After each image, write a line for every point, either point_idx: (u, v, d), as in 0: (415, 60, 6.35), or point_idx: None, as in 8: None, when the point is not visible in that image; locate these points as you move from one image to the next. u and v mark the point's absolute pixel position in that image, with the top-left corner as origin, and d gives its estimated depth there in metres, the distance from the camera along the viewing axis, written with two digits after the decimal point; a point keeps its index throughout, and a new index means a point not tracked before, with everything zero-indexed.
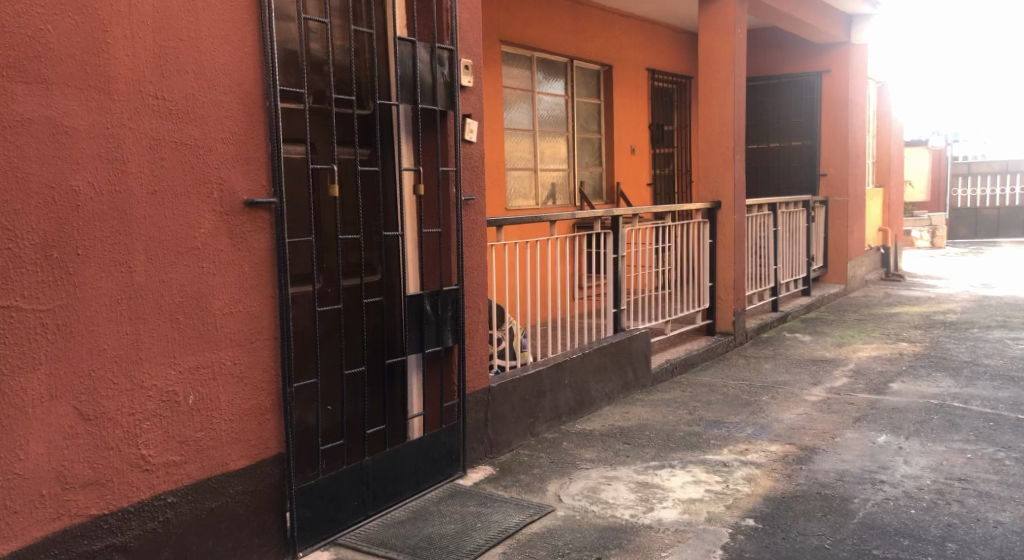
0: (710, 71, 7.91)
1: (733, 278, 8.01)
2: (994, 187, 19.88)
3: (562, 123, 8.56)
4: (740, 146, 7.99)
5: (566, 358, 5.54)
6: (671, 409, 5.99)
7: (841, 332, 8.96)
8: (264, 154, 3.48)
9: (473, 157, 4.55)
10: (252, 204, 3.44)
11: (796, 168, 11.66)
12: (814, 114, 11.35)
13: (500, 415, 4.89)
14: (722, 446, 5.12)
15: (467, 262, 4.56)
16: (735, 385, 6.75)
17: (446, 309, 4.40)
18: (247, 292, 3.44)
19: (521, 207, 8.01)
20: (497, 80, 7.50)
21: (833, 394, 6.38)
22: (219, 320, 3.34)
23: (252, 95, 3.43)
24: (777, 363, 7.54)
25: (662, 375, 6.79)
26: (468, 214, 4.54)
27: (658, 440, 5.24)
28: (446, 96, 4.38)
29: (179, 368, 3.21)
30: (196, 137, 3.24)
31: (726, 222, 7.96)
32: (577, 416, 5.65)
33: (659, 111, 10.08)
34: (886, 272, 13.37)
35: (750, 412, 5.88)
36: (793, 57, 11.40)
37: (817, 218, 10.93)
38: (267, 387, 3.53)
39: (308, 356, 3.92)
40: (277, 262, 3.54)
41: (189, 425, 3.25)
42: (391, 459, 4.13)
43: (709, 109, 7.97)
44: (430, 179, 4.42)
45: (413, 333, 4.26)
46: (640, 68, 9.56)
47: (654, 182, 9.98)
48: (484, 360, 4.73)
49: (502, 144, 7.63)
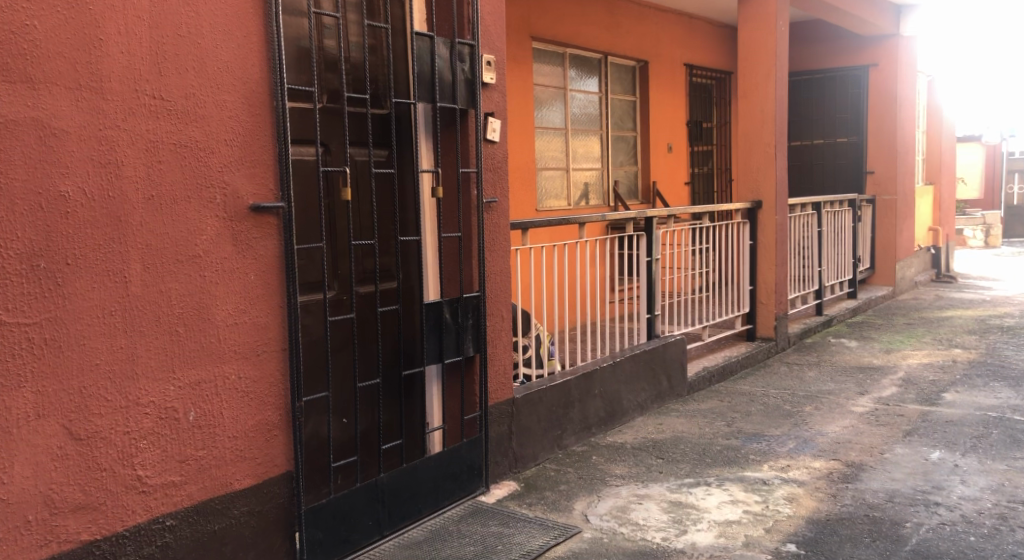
0: (751, 66, 7.59)
1: (775, 281, 7.69)
2: None
3: (595, 121, 8.31)
4: (783, 144, 7.67)
5: (596, 367, 5.30)
6: (708, 420, 5.72)
7: (889, 337, 8.58)
8: (271, 156, 3.27)
9: (495, 158, 4.34)
10: (259, 209, 3.23)
11: (841, 165, 11.27)
12: (860, 109, 10.96)
13: (526, 427, 4.67)
14: (762, 462, 4.84)
15: (490, 268, 4.35)
16: (776, 394, 6.45)
17: (467, 317, 4.18)
18: (254, 302, 3.24)
19: (553, 207, 7.78)
20: (527, 78, 7.28)
21: (881, 405, 6.06)
22: (223, 331, 3.14)
23: (258, 93, 3.23)
24: (821, 371, 7.21)
25: (699, 383, 6.51)
26: (491, 217, 4.32)
27: (693, 455, 4.97)
28: (467, 94, 4.16)
29: (178, 384, 3.01)
30: (197, 138, 3.05)
31: (767, 222, 7.65)
32: (607, 428, 5.41)
33: (698, 108, 9.78)
34: (937, 273, 12.90)
35: (792, 425, 5.59)
36: (839, 50, 11.01)
37: (863, 217, 10.54)
38: (275, 402, 3.33)
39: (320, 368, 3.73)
40: (286, 269, 3.33)
41: (190, 443, 3.06)
42: (409, 475, 3.93)
43: (749, 105, 7.66)
44: (449, 181, 4.21)
45: (432, 343, 4.05)
46: (677, 64, 9.27)
47: (692, 181, 9.68)
48: (507, 370, 4.51)
49: (532, 143, 7.40)
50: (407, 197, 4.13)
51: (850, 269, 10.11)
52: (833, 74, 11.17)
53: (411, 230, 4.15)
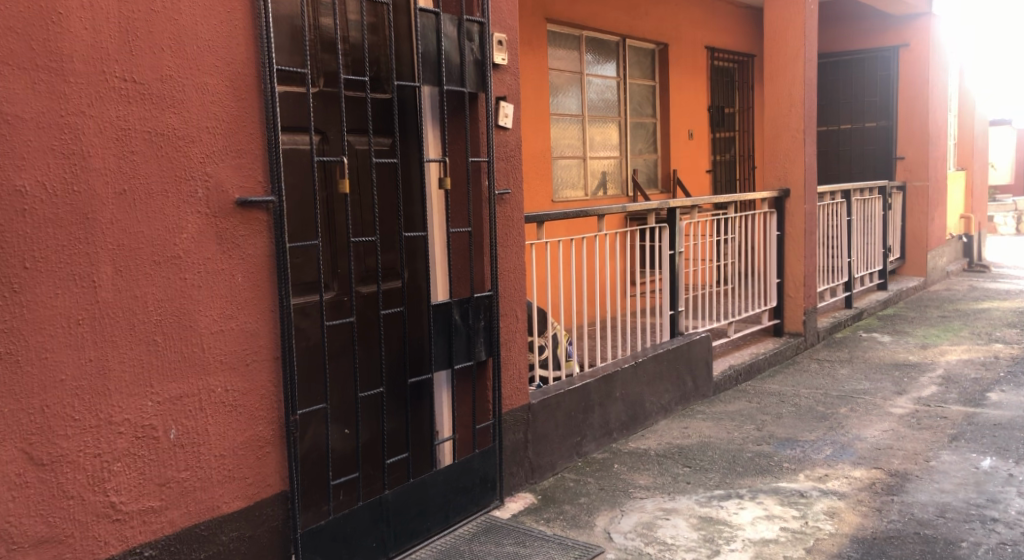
0: (778, 48, 7.21)
1: (804, 273, 7.32)
2: None
3: (613, 107, 7.95)
4: (812, 130, 7.28)
5: (617, 368, 4.96)
6: (736, 423, 5.38)
7: (924, 331, 8.21)
8: (260, 145, 2.96)
9: (508, 146, 4.01)
10: (246, 204, 2.92)
11: (869, 151, 10.87)
12: (890, 93, 10.55)
13: (543, 435, 4.36)
14: (797, 471, 4.51)
15: (503, 265, 4.03)
16: (808, 394, 6.10)
17: (478, 318, 3.87)
18: (242, 306, 2.93)
19: (569, 198, 7.44)
20: (541, 62, 6.94)
21: (922, 406, 5.74)
22: (207, 340, 2.83)
23: (244, 75, 2.92)
24: (855, 368, 6.86)
25: (725, 383, 6.16)
26: (503, 209, 4.00)
27: (722, 463, 4.64)
28: (477, 76, 3.83)
29: (157, 400, 2.70)
30: (175, 125, 2.73)
31: (795, 211, 7.28)
32: (629, 432, 5.09)
33: (720, 92, 9.40)
34: (969, 263, 12.47)
35: (827, 428, 5.26)
36: (867, 32, 10.60)
37: (894, 205, 10.13)
38: (267, 417, 3.01)
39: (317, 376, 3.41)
40: (277, 270, 3.02)
41: (171, 465, 2.74)
42: (416, 491, 3.61)
43: (777, 88, 7.28)
44: (459, 172, 3.89)
45: (441, 346, 3.73)
46: (698, 47, 8.89)
47: (714, 169, 9.31)
48: (523, 374, 4.20)
49: (547, 130, 7.05)
50: (413, 188, 3.81)
51: (880, 259, 9.71)
52: (861, 56, 10.77)
53: (417, 225, 3.83)
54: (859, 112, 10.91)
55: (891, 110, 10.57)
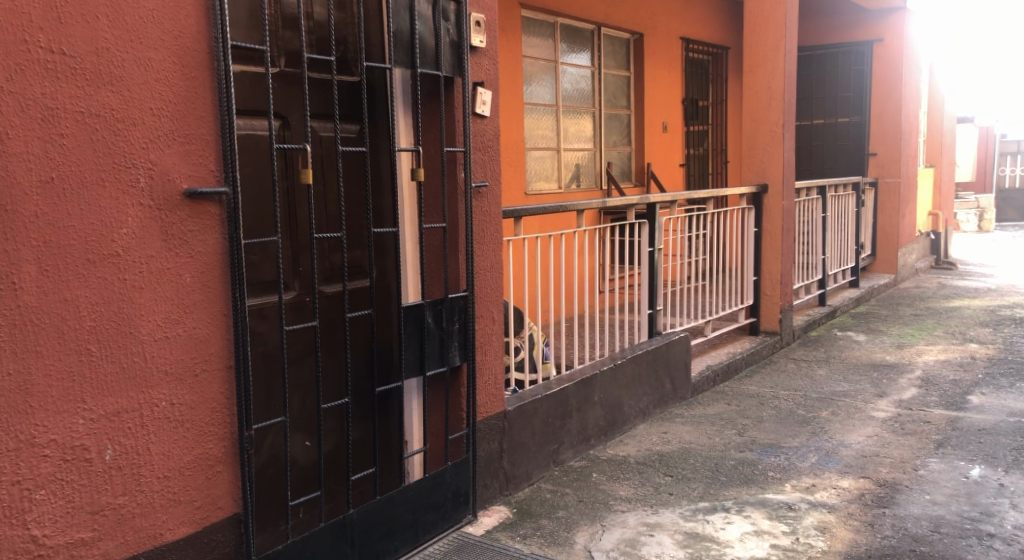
0: (757, 40, 7.01)
1: (780, 271, 7.14)
2: None
3: (588, 97, 7.69)
4: (791, 124, 7.10)
5: (595, 371, 4.72)
6: (716, 428, 5.17)
7: (899, 330, 8.08)
8: (211, 130, 2.65)
9: (486, 136, 3.74)
10: (196, 196, 2.61)
11: (842, 147, 10.75)
12: (863, 88, 10.43)
13: (518, 443, 4.10)
14: (783, 481, 4.30)
15: (478, 263, 3.76)
16: (787, 396, 5.91)
17: (452, 320, 3.60)
18: (190, 310, 2.63)
19: (542, 190, 7.18)
20: (515, 49, 6.66)
21: (904, 410, 5.57)
22: (149, 348, 2.53)
23: (193, 51, 2.60)
24: (833, 369, 6.69)
25: (702, 384, 5.96)
26: (480, 204, 3.73)
27: (705, 472, 4.41)
28: (453, 59, 3.54)
29: (90, 416, 2.38)
30: (112, 105, 2.42)
31: (773, 207, 7.09)
32: (608, 438, 4.85)
33: (695, 85, 9.20)
34: (936, 259, 12.44)
35: (810, 433, 5.07)
36: (842, 26, 10.48)
37: (867, 201, 10.01)
38: (217, 433, 2.71)
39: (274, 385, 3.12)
40: (231, 269, 2.72)
41: (106, 490, 2.43)
42: (384, 508, 3.34)
43: (756, 81, 7.08)
44: (432, 163, 3.61)
45: (412, 351, 3.46)
46: (674, 37, 8.66)
47: (688, 162, 9.11)
48: (498, 380, 3.94)
49: (520, 120, 6.78)
50: (382, 180, 3.53)
51: (852, 256, 9.59)
52: (834, 50, 10.65)
53: (387, 219, 3.55)
54: (832, 107, 10.78)
55: (863, 105, 10.46)
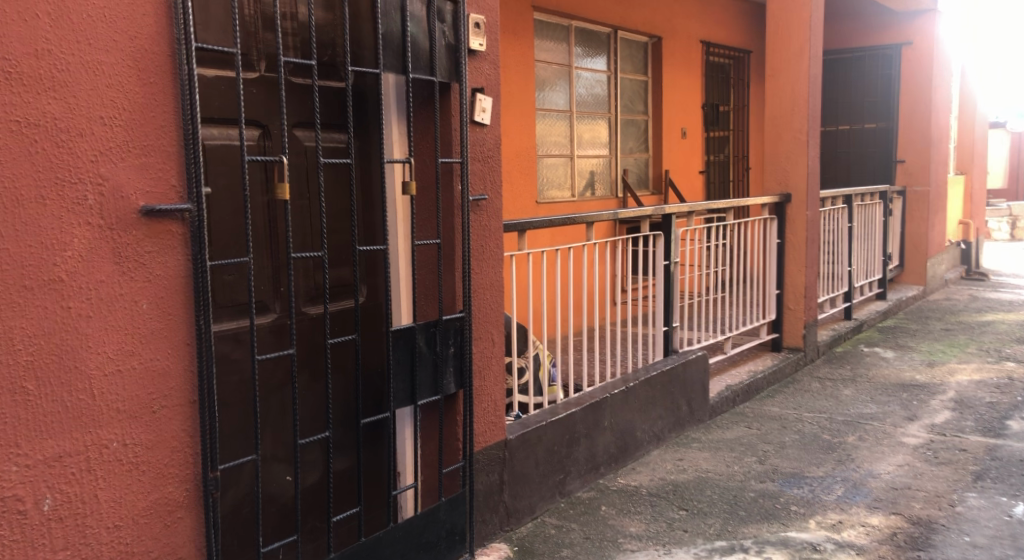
0: (780, 43, 6.69)
1: (804, 284, 6.81)
2: None
3: (603, 103, 7.40)
4: (816, 130, 6.77)
5: (606, 395, 4.43)
6: (735, 454, 4.86)
7: (930, 346, 7.72)
8: (173, 141, 2.38)
9: (486, 145, 3.47)
10: (154, 214, 2.35)
11: (869, 153, 10.38)
12: (891, 93, 10.07)
13: (520, 475, 3.83)
14: (807, 518, 3.98)
15: (477, 282, 3.49)
16: (811, 419, 5.59)
17: (447, 344, 3.32)
18: (147, 339, 2.37)
19: (555, 199, 6.89)
20: (526, 53, 6.39)
21: (937, 435, 5.24)
22: (97, 384, 2.27)
23: (153, 53, 2.34)
24: (860, 388, 6.36)
25: (721, 406, 5.65)
26: (478, 218, 3.45)
27: (722, 506, 4.11)
28: (449, 63, 3.26)
29: (24, 463, 2.14)
30: (56, 115, 2.17)
31: (797, 217, 6.77)
32: (619, 465, 4.56)
33: (715, 89, 8.89)
34: (967, 270, 12.03)
35: (837, 462, 4.75)
36: (869, 28, 10.12)
37: (895, 209, 9.65)
38: (178, 475, 2.44)
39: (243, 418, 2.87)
40: (195, 295, 2.45)
41: (44, 544, 2.18)
42: (369, 551, 3.06)
43: (778, 86, 6.75)
44: (427, 174, 3.33)
45: (402, 380, 3.18)
46: (693, 40, 8.35)
47: (708, 169, 8.80)
48: (499, 407, 3.66)
49: (531, 127, 6.51)
50: (371, 193, 3.25)
51: (880, 267, 9.23)
52: (861, 53, 10.30)
53: (377, 235, 3.28)
54: (859, 112, 10.42)
55: (891, 111, 10.10)
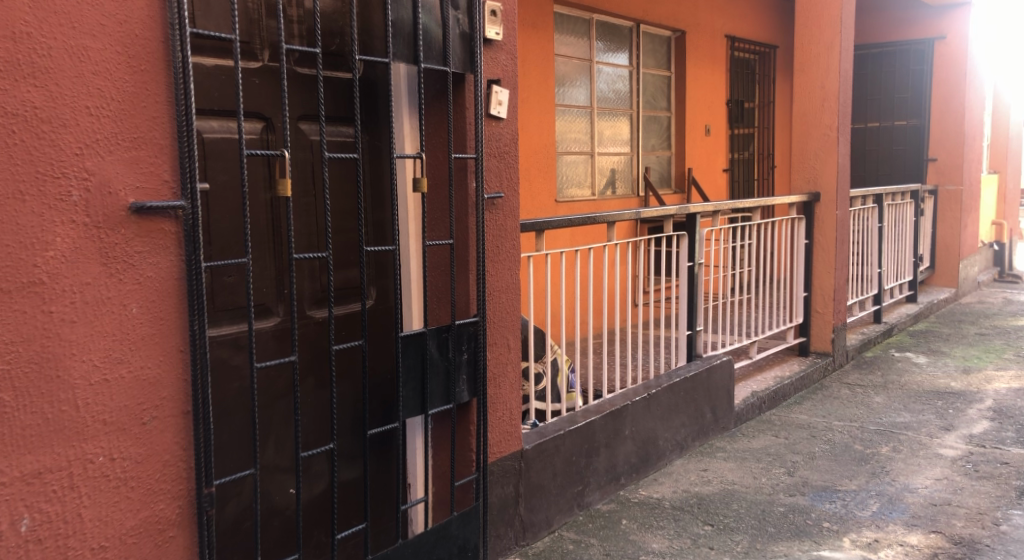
0: (810, 37, 6.46)
1: (833, 287, 6.58)
2: None
3: (625, 99, 7.21)
4: (846, 126, 6.53)
5: (627, 402, 4.23)
6: (762, 465, 4.66)
7: (963, 352, 7.48)
8: (165, 134, 2.22)
9: (502, 140, 3.29)
10: (144, 211, 2.19)
11: (898, 152, 10.11)
12: (922, 89, 9.81)
13: (537, 486, 3.64)
14: (841, 536, 3.80)
15: (492, 284, 3.31)
16: (841, 428, 5.38)
17: (460, 350, 3.14)
18: (137, 346, 2.20)
19: (574, 197, 6.70)
20: (546, 47, 6.20)
21: (975, 448, 5.03)
22: (82, 395, 2.11)
23: (145, 40, 2.18)
24: (892, 396, 6.14)
25: (747, 413, 5.44)
26: (494, 217, 3.28)
27: (750, 521, 3.93)
28: (464, 53, 3.08)
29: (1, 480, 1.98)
30: (37, 104, 2.02)
31: (826, 218, 6.54)
32: (640, 476, 4.37)
33: (740, 85, 8.66)
34: (999, 272, 11.74)
35: (870, 475, 4.55)
36: (899, 23, 9.85)
37: (926, 210, 9.39)
38: (170, 491, 2.28)
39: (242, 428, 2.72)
40: (189, 297, 2.28)
41: None
42: None
43: (807, 81, 6.53)
44: (440, 171, 3.15)
45: (411, 388, 3.01)
46: (718, 35, 8.13)
47: (731, 167, 8.57)
48: (515, 416, 3.48)
49: (551, 123, 6.32)
50: (381, 190, 3.08)
51: (910, 269, 8.97)
52: (891, 48, 10.03)
53: (387, 235, 3.11)
54: (888, 109, 10.16)
55: (922, 108, 9.82)
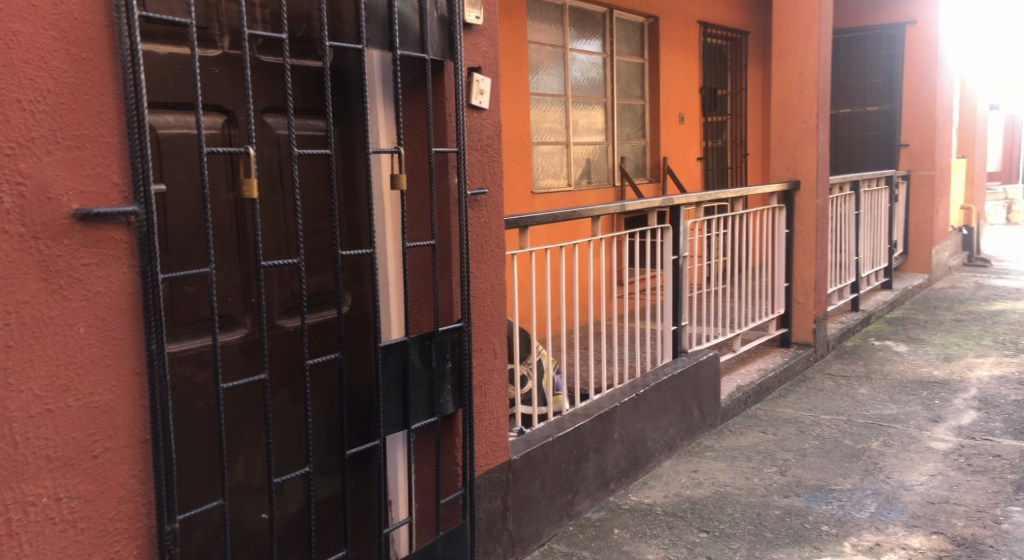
0: (788, 21, 6.29)
1: (814, 277, 6.45)
2: None
3: (599, 87, 7.01)
4: (826, 113, 6.39)
5: (616, 404, 4.04)
6: (753, 464, 4.51)
7: (942, 339, 7.41)
8: (112, 131, 1.97)
9: (484, 132, 3.07)
10: (89, 218, 1.94)
11: (870, 137, 10.05)
12: (894, 74, 9.72)
13: (525, 498, 3.44)
14: (841, 540, 3.65)
15: (476, 286, 3.09)
16: (829, 422, 5.24)
17: (444, 358, 2.93)
18: (85, 370, 1.96)
19: (550, 188, 6.50)
20: (519, 34, 5.97)
21: (966, 440, 4.92)
22: (21, 429, 1.87)
23: (87, 25, 1.93)
24: (876, 387, 6.02)
25: (733, 408, 5.29)
26: (477, 215, 3.06)
27: (747, 526, 3.77)
28: (442, 39, 2.85)
29: None
30: None
31: (806, 206, 6.41)
32: (629, 480, 4.19)
33: (713, 73, 8.51)
34: (969, 257, 11.76)
35: (863, 472, 4.41)
36: (870, 8, 9.75)
37: (900, 195, 9.32)
38: (126, 530, 2.04)
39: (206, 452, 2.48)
40: (144, 314, 2.04)
41: None
42: None
43: (786, 67, 6.37)
44: (418, 167, 2.93)
45: (393, 402, 2.79)
46: (691, 20, 7.96)
47: (705, 156, 8.41)
48: (501, 426, 3.28)
49: (525, 112, 6.11)
50: (356, 188, 2.85)
51: (885, 256, 8.89)
52: (863, 33, 9.93)
53: (363, 236, 2.88)
54: (860, 94, 10.07)
55: (894, 93, 9.74)
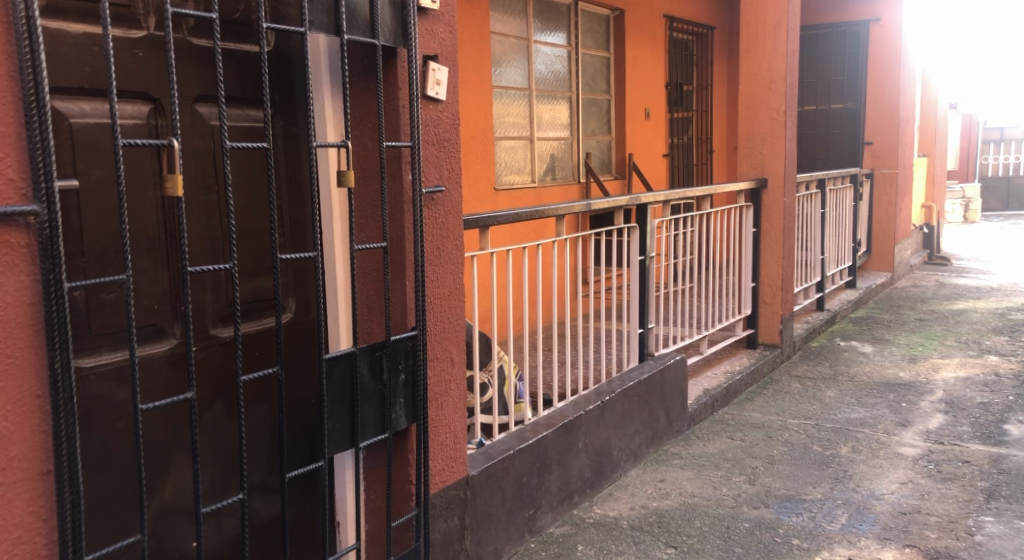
0: (755, 15, 6.14)
1: (781, 277, 6.32)
2: (1009, 155, 19.27)
3: (563, 81, 6.81)
4: (793, 110, 6.25)
5: (580, 413, 3.86)
6: (721, 473, 4.35)
7: (907, 339, 7.33)
8: (10, 119, 1.73)
9: (440, 126, 2.85)
10: None
11: (835, 135, 9.98)
12: (859, 71, 9.65)
13: (484, 515, 3.24)
14: (812, 555, 3.50)
15: (433, 291, 2.88)
16: (797, 427, 5.11)
17: (396, 370, 2.72)
18: None
19: (513, 184, 6.29)
20: (481, 26, 5.76)
21: (936, 445, 4.80)
22: None
23: None
24: (844, 389, 5.91)
25: (700, 413, 5.13)
26: (433, 215, 2.84)
27: (716, 541, 3.60)
28: (395, 23, 2.63)
29: None
30: None
31: (773, 205, 6.28)
32: (594, 491, 4.01)
33: (679, 68, 8.35)
34: (930, 255, 11.78)
35: (834, 481, 4.27)
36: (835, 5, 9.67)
37: (864, 194, 9.26)
38: None
39: (127, 476, 2.24)
40: (47, 328, 1.80)
41: None
42: None
43: (752, 63, 6.22)
44: (368, 162, 2.70)
45: (339, 418, 2.57)
46: (657, 15, 7.80)
47: (671, 152, 8.26)
48: (458, 441, 3.07)
49: (488, 106, 5.90)
50: (300, 185, 2.62)
51: (850, 255, 8.83)
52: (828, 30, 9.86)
53: (307, 238, 2.66)
54: (825, 92, 9.99)
55: (857, 91, 9.67)
